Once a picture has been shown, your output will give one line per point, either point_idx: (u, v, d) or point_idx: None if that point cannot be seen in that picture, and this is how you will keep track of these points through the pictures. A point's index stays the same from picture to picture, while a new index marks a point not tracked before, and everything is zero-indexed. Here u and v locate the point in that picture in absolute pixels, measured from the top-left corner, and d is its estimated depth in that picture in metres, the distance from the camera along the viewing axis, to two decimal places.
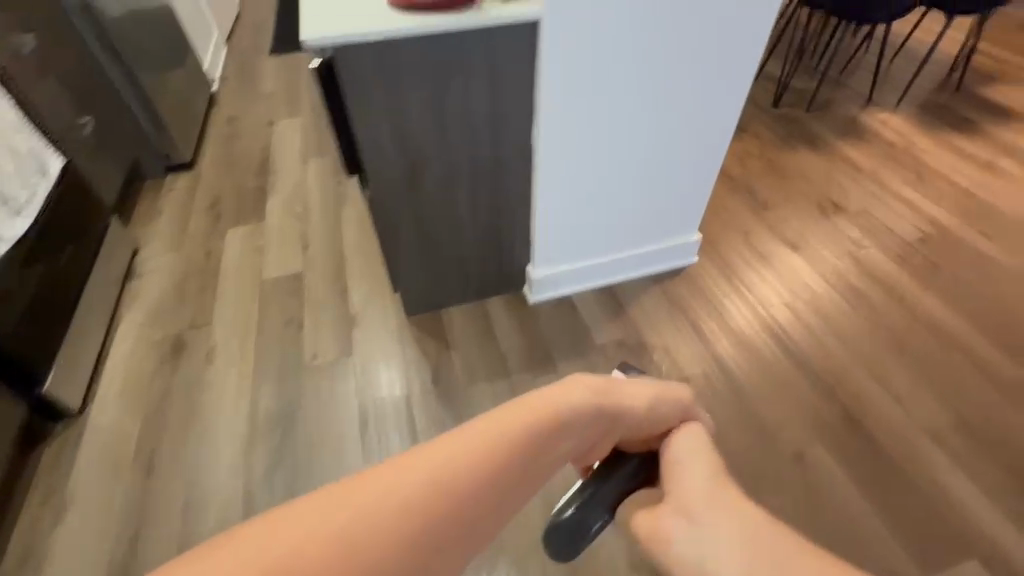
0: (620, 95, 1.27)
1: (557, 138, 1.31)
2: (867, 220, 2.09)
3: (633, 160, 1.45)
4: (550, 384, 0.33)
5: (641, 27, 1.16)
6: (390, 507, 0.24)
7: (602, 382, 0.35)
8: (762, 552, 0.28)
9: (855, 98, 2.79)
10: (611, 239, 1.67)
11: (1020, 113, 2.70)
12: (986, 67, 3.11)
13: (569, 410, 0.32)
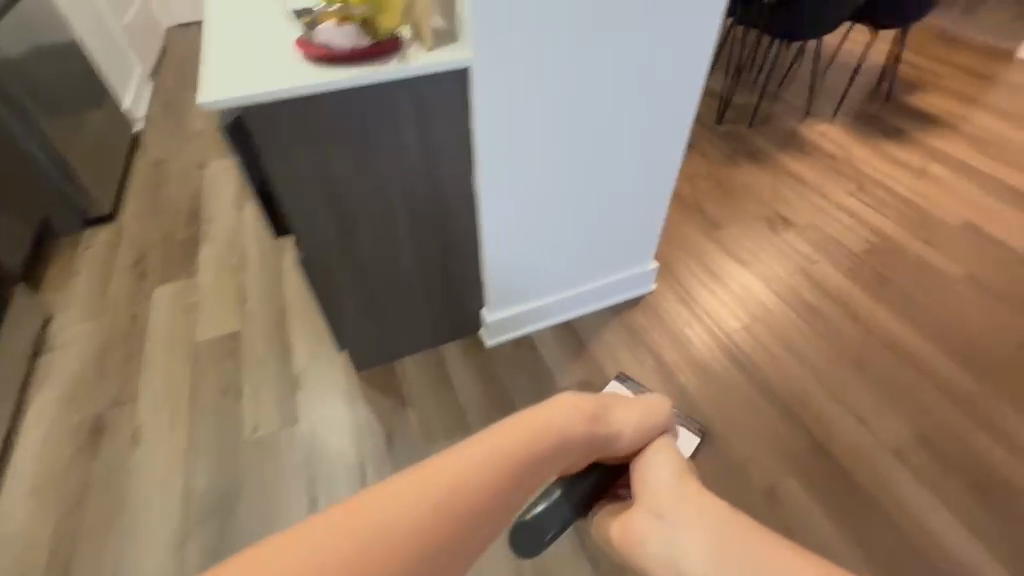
0: (563, 136, 1.23)
1: (501, 182, 1.25)
2: (815, 233, 2.12)
3: (582, 199, 1.40)
4: (575, 398, 0.57)
5: (579, 69, 1.12)
6: (503, 453, 0.49)
7: (598, 405, 0.59)
8: (699, 541, 0.51)
9: (792, 110, 2.88)
10: (567, 276, 1.61)
11: (943, 119, 2.84)
12: (908, 75, 3.28)
13: (580, 415, 0.57)
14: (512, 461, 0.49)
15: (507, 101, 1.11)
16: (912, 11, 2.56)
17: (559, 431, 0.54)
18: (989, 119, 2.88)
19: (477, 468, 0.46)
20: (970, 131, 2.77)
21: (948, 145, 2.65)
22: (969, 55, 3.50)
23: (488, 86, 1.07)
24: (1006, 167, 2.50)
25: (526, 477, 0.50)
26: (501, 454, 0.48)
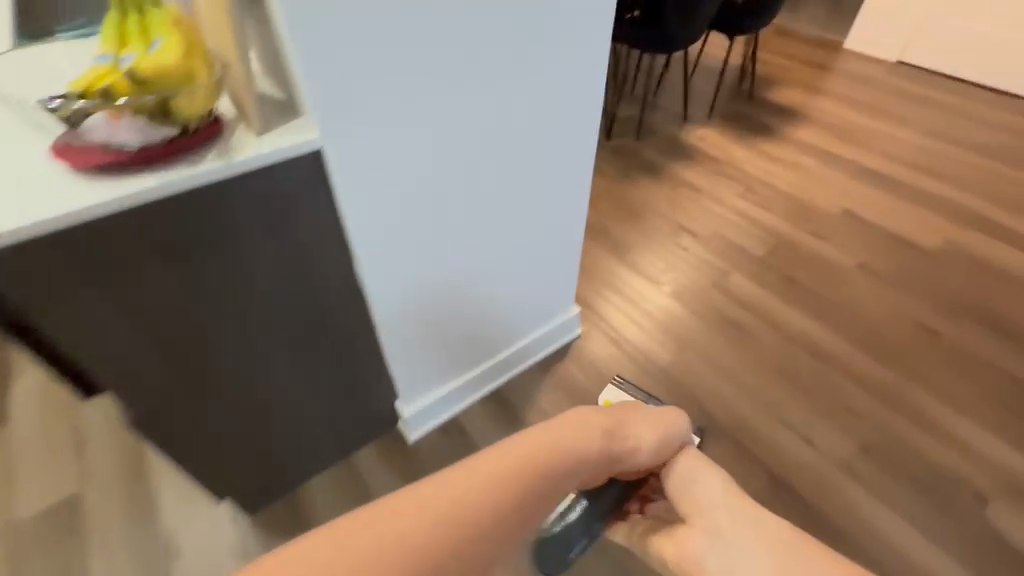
0: (452, 198, 1.06)
1: (388, 259, 1.05)
2: (720, 242, 2.13)
3: (486, 254, 1.23)
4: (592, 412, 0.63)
5: (451, 115, 0.95)
6: (536, 453, 0.54)
7: (617, 420, 0.65)
8: (770, 543, 0.57)
9: (672, 117, 2.94)
10: (485, 340, 1.43)
11: (801, 112, 3.06)
12: (761, 72, 3.53)
13: (601, 431, 0.62)
14: (541, 466, 0.53)
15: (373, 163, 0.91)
16: (760, 16, 2.72)
17: (576, 445, 0.58)
18: (835, 106, 3.16)
19: (509, 472, 0.50)
20: (824, 120, 3.00)
21: (810, 136, 2.84)
22: (805, 49, 3.86)
23: (345, 151, 0.86)
24: (860, 150, 2.73)
25: (568, 474, 0.57)
26: (532, 459, 0.53)
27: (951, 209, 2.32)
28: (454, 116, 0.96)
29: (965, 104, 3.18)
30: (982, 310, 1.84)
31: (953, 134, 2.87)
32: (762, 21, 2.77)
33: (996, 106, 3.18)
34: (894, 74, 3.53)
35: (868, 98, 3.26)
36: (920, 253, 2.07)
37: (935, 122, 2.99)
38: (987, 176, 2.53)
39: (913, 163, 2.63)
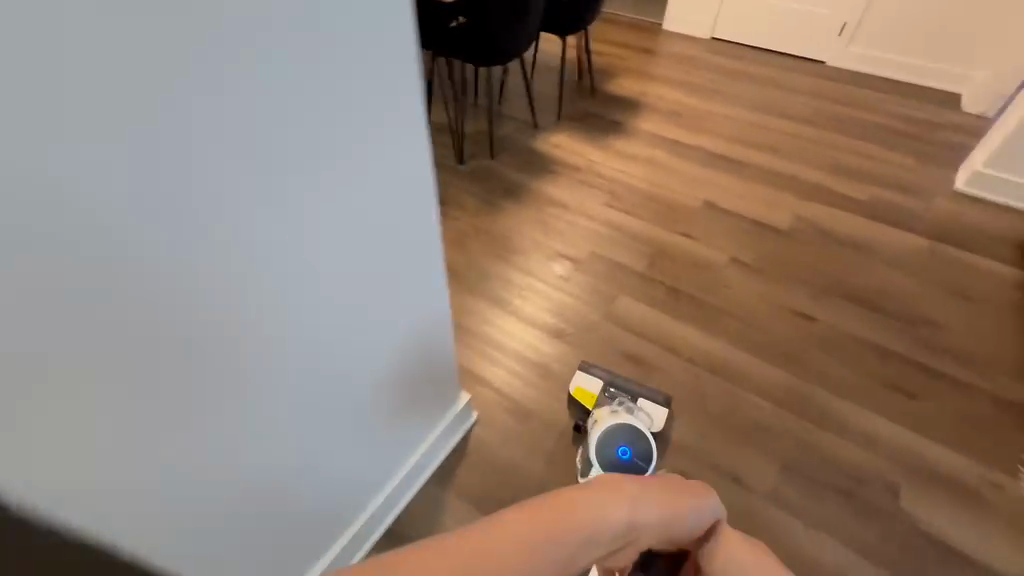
0: (296, 331, 0.87)
1: (223, 424, 0.83)
2: (601, 262, 2.01)
3: (354, 355, 1.02)
4: (635, 483, 0.62)
5: (264, 209, 0.72)
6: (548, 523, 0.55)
7: (658, 503, 0.62)
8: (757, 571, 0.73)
9: (523, 128, 2.79)
10: (371, 468, 1.23)
11: (642, 102, 3.10)
12: (598, 65, 3.52)
13: (627, 510, 0.60)
14: (556, 534, 0.55)
15: (222, 281, 0.72)
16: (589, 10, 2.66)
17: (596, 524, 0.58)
18: (671, 91, 3.24)
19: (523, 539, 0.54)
20: (664, 107, 3.06)
21: (656, 127, 2.86)
22: (632, 36, 3.94)
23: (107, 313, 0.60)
24: (703, 135, 2.81)
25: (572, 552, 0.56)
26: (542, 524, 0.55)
27: (792, 184, 2.46)
28: (283, 201, 0.75)
29: (776, 74, 3.45)
30: (843, 285, 1.94)
31: (773, 106, 3.09)
32: (591, 16, 2.71)
33: (799, 72, 3.49)
34: (712, 52, 3.74)
35: (696, 78, 3.40)
36: (778, 236, 2.15)
37: (757, 96, 3.20)
38: (811, 144, 2.74)
39: (750, 141, 2.76)
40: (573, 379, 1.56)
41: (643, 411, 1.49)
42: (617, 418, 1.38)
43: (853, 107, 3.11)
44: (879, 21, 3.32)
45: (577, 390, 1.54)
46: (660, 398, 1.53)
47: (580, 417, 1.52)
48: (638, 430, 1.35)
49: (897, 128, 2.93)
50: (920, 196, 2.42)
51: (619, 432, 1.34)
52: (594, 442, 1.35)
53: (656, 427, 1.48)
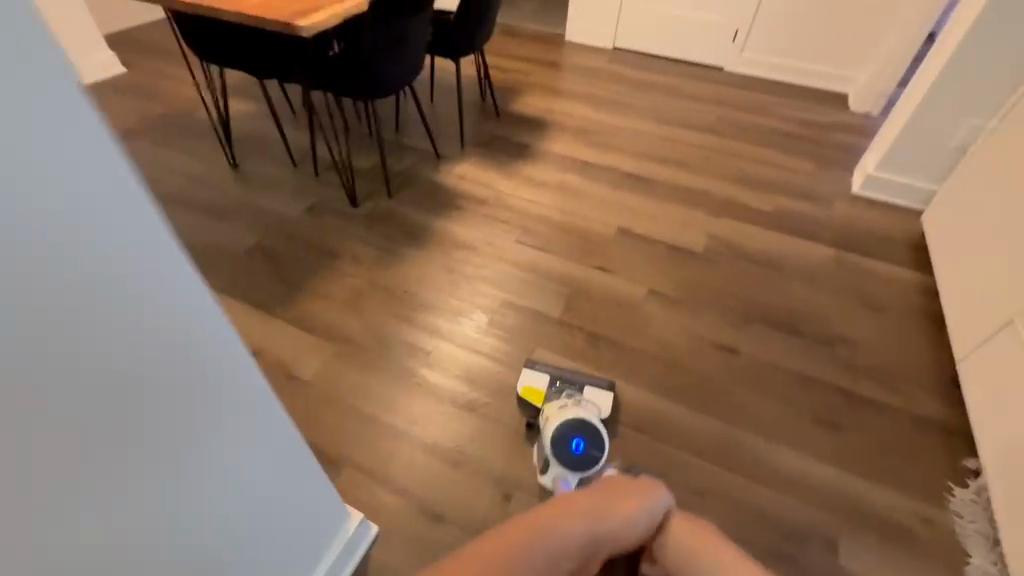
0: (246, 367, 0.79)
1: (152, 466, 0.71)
2: (514, 311, 1.84)
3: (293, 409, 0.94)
4: (614, 494, 0.93)
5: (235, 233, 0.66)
6: (548, 520, 0.86)
7: (630, 505, 0.93)
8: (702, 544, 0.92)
9: (424, 160, 2.58)
10: None
11: (549, 121, 2.97)
12: (502, 83, 3.36)
13: (611, 511, 0.91)
14: (555, 526, 0.86)
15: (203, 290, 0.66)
16: (484, 23, 2.45)
17: (586, 521, 0.88)
18: (578, 107, 3.14)
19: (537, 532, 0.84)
20: (572, 124, 2.95)
21: (566, 147, 2.74)
22: (535, 49, 3.82)
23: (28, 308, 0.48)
24: (613, 153, 2.72)
25: (573, 537, 0.86)
26: (543, 526, 0.85)
27: (704, 201, 2.41)
28: None
29: (679, 83, 3.44)
30: (762, 310, 1.89)
31: (679, 117, 3.06)
32: (487, 30, 2.51)
33: (700, 80, 3.52)
34: (616, 63, 3.70)
35: (603, 91, 3.32)
36: (695, 261, 2.08)
37: (663, 107, 3.17)
38: (718, 156, 2.73)
39: (660, 156, 2.71)
40: (519, 379, 1.57)
41: (590, 399, 1.53)
42: (565, 412, 1.40)
43: (755, 112, 3.15)
44: (768, 26, 3.39)
45: (525, 389, 1.55)
46: (606, 383, 1.57)
47: (532, 415, 1.53)
48: (587, 421, 1.36)
49: (795, 132, 2.99)
50: (823, 202, 2.46)
51: (570, 425, 1.35)
52: (547, 439, 1.35)
53: (605, 413, 1.52)
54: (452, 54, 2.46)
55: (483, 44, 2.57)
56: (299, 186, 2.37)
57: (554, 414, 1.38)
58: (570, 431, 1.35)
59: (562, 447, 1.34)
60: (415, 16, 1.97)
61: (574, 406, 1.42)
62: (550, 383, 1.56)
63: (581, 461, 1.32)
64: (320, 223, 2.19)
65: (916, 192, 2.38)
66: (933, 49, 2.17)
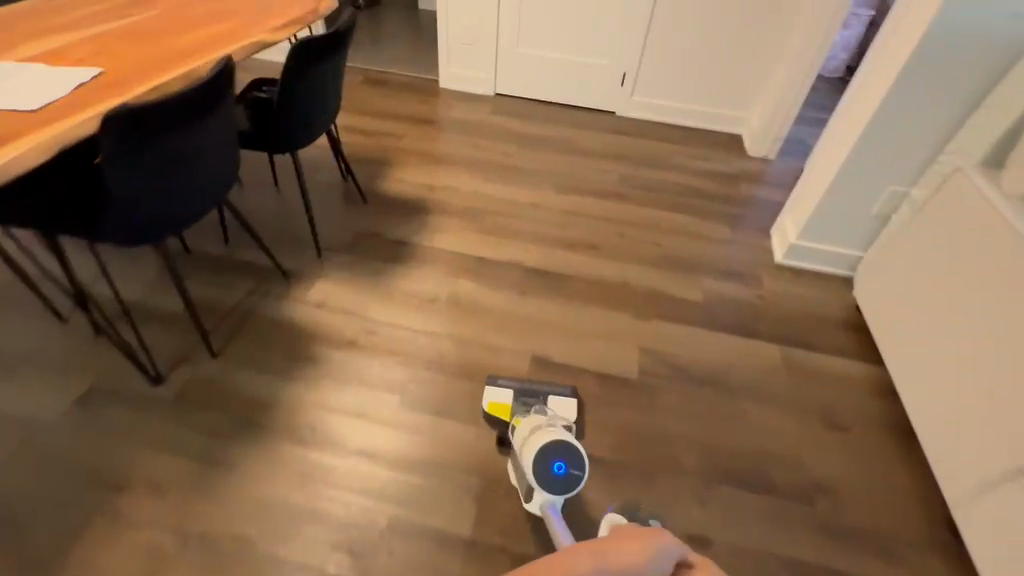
0: None
1: None
2: (408, 541, 1.30)
3: None
4: (624, 541, 0.62)
5: None
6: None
7: (639, 547, 0.62)
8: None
9: (265, 285, 1.93)
10: None
11: (430, 202, 2.45)
12: (368, 153, 2.78)
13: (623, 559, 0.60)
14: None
15: None
16: (324, 101, 1.87)
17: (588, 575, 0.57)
18: (464, 177, 2.65)
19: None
20: (459, 204, 2.46)
21: (454, 240, 2.23)
22: (405, 104, 3.28)
23: None
24: (510, 242, 2.27)
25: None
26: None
27: (623, 296, 2.03)
28: None
29: (570, 136, 3.09)
30: (715, 459, 1.54)
31: (579, 182, 2.69)
32: (330, 107, 1.93)
33: (592, 129, 3.20)
34: (498, 114, 3.28)
35: (490, 154, 2.86)
36: (629, 394, 1.68)
37: (561, 169, 2.78)
38: (630, 230, 2.38)
39: (566, 239, 2.29)
40: (484, 397, 1.55)
41: (553, 409, 1.53)
42: (539, 433, 1.33)
43: (658, 167, 2.87)
44: (656, 70, 3.15)
45: (490, 405, 1.54)
46: (568, 390, 1.59)
47: (502, 431, 1.53)
48: (567, 442, 1.28)
49: (702, 188, 2.74)
50: (750, 280, 2.18)
51: (550, 447, 1.27)
52: (527, 466, 1.28)
53: (569, 417, 1.54)
54: (284, 147, 1.85)
55: (327, 124, 1.98)
56: (62, 360, 1.59)
57: (529, 436, 1.31)
58: (550, 454, 1.27)
59: (543, 471, 1.26)
60: (191, 130, 1.37)
61: (545, 422, 1.37)
62: (516, 397, 1.55)
63: (565, 487, 1.26)
64: (94, 426, 1.45)
65: (841, 260, 2.18)
66: (845, 111, 1.99)
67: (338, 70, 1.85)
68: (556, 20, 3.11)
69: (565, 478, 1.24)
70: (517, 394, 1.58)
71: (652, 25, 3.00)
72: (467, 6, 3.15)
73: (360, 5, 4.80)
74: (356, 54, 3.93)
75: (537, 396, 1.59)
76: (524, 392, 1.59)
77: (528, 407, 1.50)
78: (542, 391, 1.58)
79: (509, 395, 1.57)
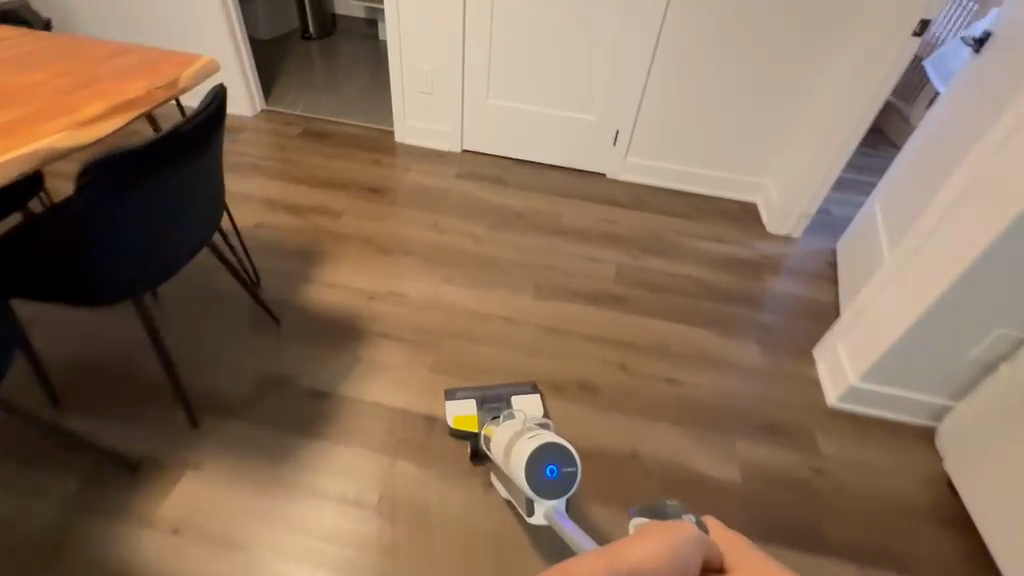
0: None
1: None
2: None
3: None
4: (674, 528, 0.56)
5: None
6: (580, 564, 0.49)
7: (682, 528, 0.57)
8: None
9: (97, 488, 1.29)
10: None
11: (370, 318, 1.84)
12: (294, 242, 2.16)
13: (662, 546, 0.53)
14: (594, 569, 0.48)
15: None
16: (193, 215, 1.31)
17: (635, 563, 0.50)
18: (417, 275, 2.05)
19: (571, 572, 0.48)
20: (409, 319, 1.86)
21: (396, 388, 1.62)
22: (351, 167, 2.68)
23: None
24: (474, 384, 1.67)
25: None
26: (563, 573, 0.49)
27: (629, 483, 1.47)
28: None
29: (552, 207, 2.53)
30: None
31: (566, 279, 2.12)
32: (205, 214, 1.37)
33: (578, 197, 2.64)
34: (463, 177, 2.70)
35: (453, 237, 2.26)
36: None
37: (543, 259, 2.20)
38: (635, 357, 1.79)
39: (552, 377, 1.71)
40: (448, 414, 1.50)
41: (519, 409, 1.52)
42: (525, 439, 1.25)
43: (661, 254, 2.31)
44: (655, 127, 2.61)
45: (455, 420, 1.49)
46: (530, 388, 1.58)
47: (473, 443, 1.47)
48: (554, 441, 1.22)
49: (721, 284, 2.18)
50: (798, 438, 1.61)
51: (537, 453, 1.20)
52: (521, 477, 1.19)
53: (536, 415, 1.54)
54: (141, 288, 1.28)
55: (205, 235, 1.42)
56: None
57: (513, 447, 1.24)
58: (540, 458, 1.19)
59: (536, 480, 1.18)
60: None
61: (522, 426, 1.32)
62: (480, 406, 1.52)
63: (564, 488, 1.18)
64: None
65: (923, 407, 1.63)
66: (943, 206, 1.45)
67: (199, 151, 1.21)
68: (534, 67, 2.55)
69: (562, 479, 1.16)
70: (481, 402, 1.55)
71: (651, 76, 2.45)
72: (426, 48, 2.57)
73: (310, 34, 4.18)
74: (299, 97, 3.32)
75: (502, 400, 1.56)
76: (487, 399, 1.56)
77: (495, 413, 1.47)
78: (503, 390, 1.57)
79: (473, 405, 1.53)
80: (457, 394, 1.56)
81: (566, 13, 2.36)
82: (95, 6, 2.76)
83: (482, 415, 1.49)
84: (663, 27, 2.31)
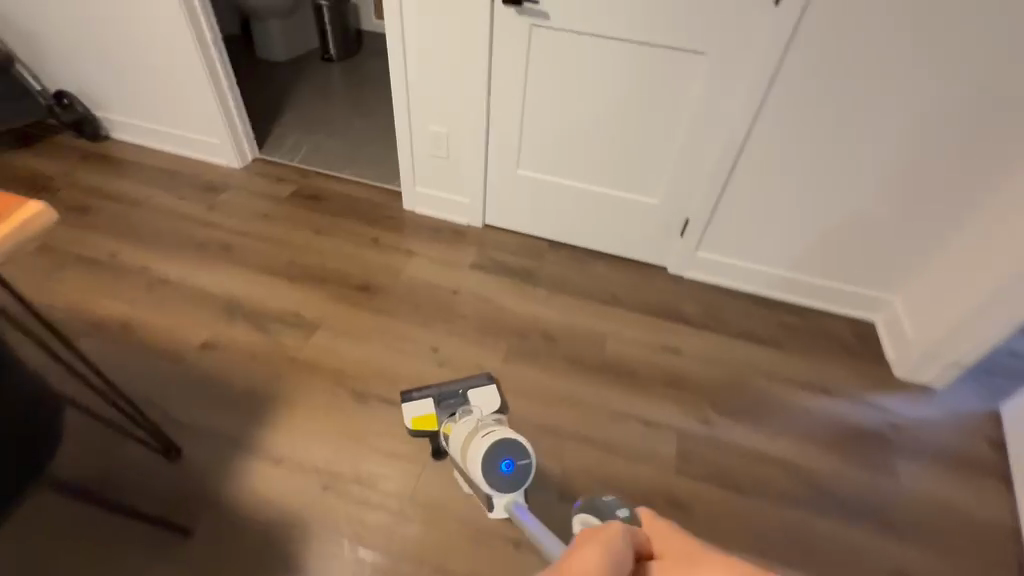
0: None
1: None
2: None
3: None
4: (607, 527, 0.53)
5: None
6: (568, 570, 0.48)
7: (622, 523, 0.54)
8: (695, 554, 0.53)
9: None
10: None
11: (320, 529, 1.32)
12: (248, 377, 1.63)
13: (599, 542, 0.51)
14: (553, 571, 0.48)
15: None
16: None
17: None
18: (396, 444, 1.49)
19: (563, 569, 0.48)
20: (374, 534, 1.33)
21: None
22: (343, 248, 2.12)
23: None
24: None
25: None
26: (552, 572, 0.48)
27: None
28: None
29: (593, 323, 1.89)
30: None
31: (604, 460, 1.53)
32: (28, 467, 0.91)
33: (630, 305, 1.99)
34: (480, 266, 2.10)
35: (458, 375, 1.69)
36: None
37: (575, 422, 1.60)
38: None
39: None
40: (404, 417, 1.49)
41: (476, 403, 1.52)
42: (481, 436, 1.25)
43: (743, 415, 1.66)
44: (744, 218, 1.92)
45: (413, 422, 1.48)
46: (485, 378, 1.60)
47: (433, 440, 1.48)
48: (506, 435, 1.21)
49: (831, 482, 1.54)
50: None
51: (488, 448, 1.19)
52: (476, 471, 1.19)
53: (491, 405, 1.56)
54: None
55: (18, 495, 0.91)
56: None
57: (468, 445, 1.22)
58: (494, 454, 1.18)
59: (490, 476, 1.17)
60: None
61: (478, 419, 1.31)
62: (438, 405, 1.50)
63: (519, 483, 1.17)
64: None
65: None
66: None
67: None
68: (583, 135, 1.91)
69: (515, 471, 1.16)
70: (437, 399, 1.54)
71: (745, 155, 1.77)
72: (442, 103, 1.98)
73: (331, 56, 3.66)
74: (297, 134, 2.77)
75: (456, 394, 1.57)
76: (443, 394, 1.56)
77: (453, 410, 1.48)
78: (456, 381, 1.56)
79: (431, 405, 1.52)
80: (415, 389, 1.57)
81: (632, 70, 1.71)
82: (61, 32, 2.31)
83: (439, 412, 1.49)
84: (772, 93, 1.62)
